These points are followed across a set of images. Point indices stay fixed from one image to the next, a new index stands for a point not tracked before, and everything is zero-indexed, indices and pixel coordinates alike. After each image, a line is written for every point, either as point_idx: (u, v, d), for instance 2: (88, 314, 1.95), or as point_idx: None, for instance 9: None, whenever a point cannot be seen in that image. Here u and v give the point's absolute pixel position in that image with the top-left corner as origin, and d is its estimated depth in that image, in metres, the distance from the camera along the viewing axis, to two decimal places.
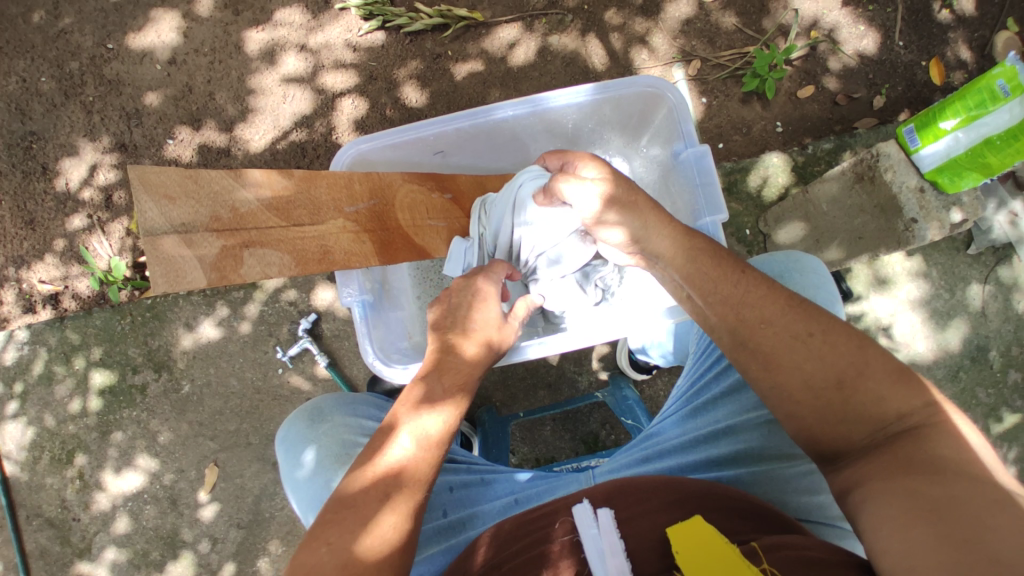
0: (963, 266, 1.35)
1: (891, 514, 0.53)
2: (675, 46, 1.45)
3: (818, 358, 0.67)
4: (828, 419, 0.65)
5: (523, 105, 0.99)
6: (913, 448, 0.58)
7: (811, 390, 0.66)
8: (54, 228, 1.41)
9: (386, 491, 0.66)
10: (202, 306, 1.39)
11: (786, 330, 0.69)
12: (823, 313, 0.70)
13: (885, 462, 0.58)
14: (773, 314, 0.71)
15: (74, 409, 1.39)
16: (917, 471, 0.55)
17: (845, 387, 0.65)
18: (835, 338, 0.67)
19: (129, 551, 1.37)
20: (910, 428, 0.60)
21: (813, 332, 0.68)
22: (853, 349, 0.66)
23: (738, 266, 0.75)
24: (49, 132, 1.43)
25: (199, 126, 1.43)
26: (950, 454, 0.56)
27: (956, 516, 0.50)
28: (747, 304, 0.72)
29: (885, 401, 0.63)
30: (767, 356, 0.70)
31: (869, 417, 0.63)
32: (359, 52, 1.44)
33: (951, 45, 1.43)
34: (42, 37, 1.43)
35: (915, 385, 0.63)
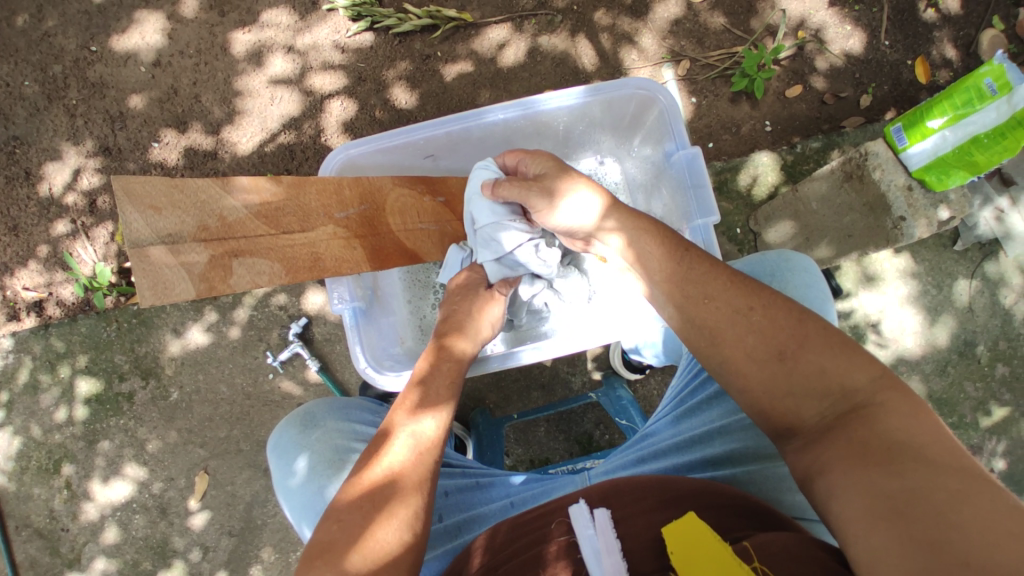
0: (950, 262, 1.36)
1: (855, 513, 0.53)
2: (664, 46, 1.45)
3: (758, 332, 0.68)
4: (776, 393, 0.66)
5: (514, 108, 0.99)
6: (867, 432, 0.58)
7: (753, 361, 0.68)
8: (38, 234, 1.39)
9: (382, 498, 0.65)
10: (190, 312, 1.37)
11: (727, 305, 0.71)
12: (762, 287, 0.72)
13: (846, 451, 0.58)
14: (716, 290, 0.73)
15: (60, 419, 1.36)
16: (875, 461, 0.55)
17: (787, 358, 0.66)
18: (775, 312, 0.69)
19: (119, 562, 1.35)
20: (858, 407, 0.61)
21: (753, 307, 0.70)
22: (793, 323, 0.68)
23: (682, 244, 0.78)
24: (32, 136, 1.40)
25: (185, 129, 1.41)
26: (900, 436, 0.56)
27: (916, 511, 0.50)
28: (693, 281, 0.75)
29: (828, 373, 0.64)
30: (712, 330, 0.71)
31: (813, 391, 0.64)
32: (347, 53, 1.43)
33: (936, 44, 1.45)
34: (25, 41, 1.41)
35: (858, 358, 0.64)
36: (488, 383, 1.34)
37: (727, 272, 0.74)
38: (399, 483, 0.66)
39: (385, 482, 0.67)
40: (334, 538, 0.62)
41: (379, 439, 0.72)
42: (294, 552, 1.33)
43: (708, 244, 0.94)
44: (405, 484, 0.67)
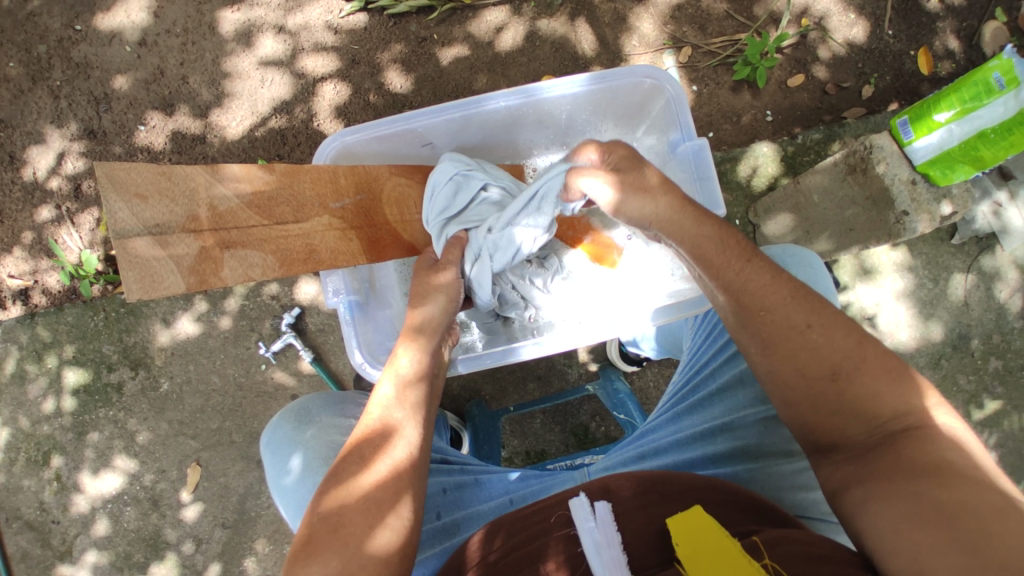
0: (947, 256, 1.36)
1: (896, 517, 0.55)
2: (665, 32, 1.42)
3: (813, 349, 0.69)
4: (823, 410, 0.67)
5: (516, 95, 0.96)
6: (916, 449, 0.60)
7: (804, 377, 0.69)
8: (22, 219, 1.34)
9: (372, 502, 0.64)
10: (180, 301, 1.34)
11: (785, 320, 0.70)
12: (822, 306, 0.71)
13: (887, 464, 0.60)
14: (777, 304, 0.71)
15: (48, 409, 1.34)
16: (916, 472, 0.58)
17: (841, 378, 0.67)
18: (833, 332, 0.69)
19: (111, 552, 1.34)
20: (907, 428, 0.62)
21: (812, 324, 0.70)
22: (852, 345, 0.68)
23: (744, 254, 0.73)
24: (14, 119, 1.35)
25: (172, 112, 1.36)
26: (946, 455, 0.58)
27: (961, 519, 0.53)
28: (751, 294, 0.72)
29: (881, 397, 0.65)
30: (766, 341, 0.71)
31: (863, 411, 0.65)
32: (340, 34, 1.38)
33: (939, 34, 1.43)
34: (7, 20, 1.35)
35: (910, 385, 0.65)
36: (484, 374, 1.33)
37: (790, 287, 0.72)
38: (396, 483, 0.66)
39: (375, 487, 0.65)
40: (333, 549, 0.60)
41: (364, 436, 0.69)
42: (289, 542, 1.33)
43: None
44: (396, 487, 0.66)
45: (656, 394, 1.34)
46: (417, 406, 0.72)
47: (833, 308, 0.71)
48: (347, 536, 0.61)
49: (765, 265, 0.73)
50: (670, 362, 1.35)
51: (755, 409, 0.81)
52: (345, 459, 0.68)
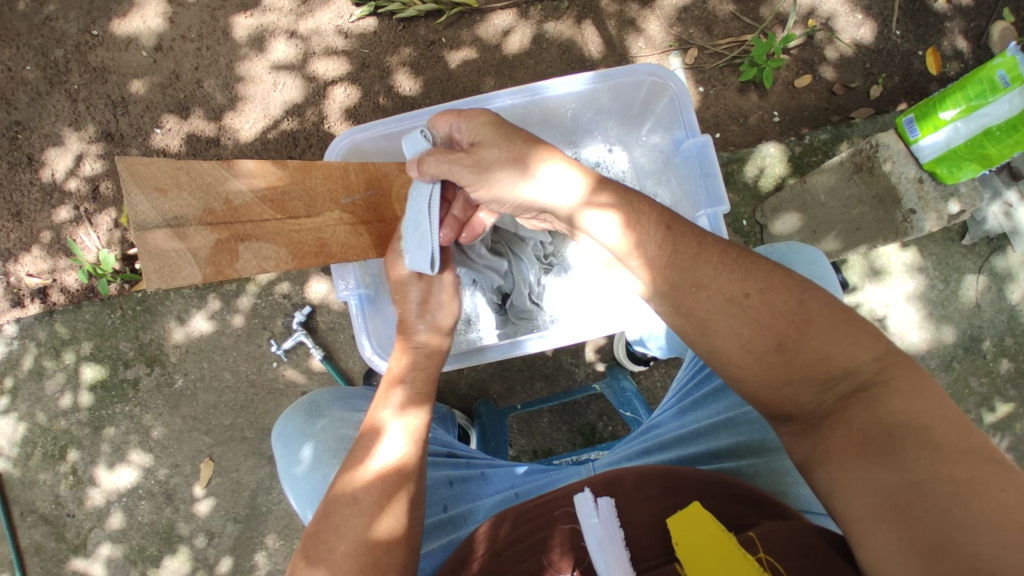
0: (957, 256, 1.35)
1: (858, 507, 0.56)
2: (671, 34, 1.43)
3: (754, 321, 0.66)
4: (773, 383, 0.66)
5: (522, 93, 0.97)
6: (869, 416, 0.60)
7: (750, 351, 0.67)
8: (41, 220, 1.38)
9: (362, 498, 0.67)
10: (194, 299, 1.36)
11: (721, 293, 0.68)
12: (760, 269, 0.69)
13: (846, 439, 0.60)
14: (707, 278, 0.69)
15: (64, 405, 1.37)
16: (874, 451, 0.58)
17: (786, 349, 0.65)
18: (773, 297, 0.66)
19: (125, 547, 1.36)
20: (860, 390, 0.62)
21: (749, 293, 0.67)
22: (794, 305, 0.66)
23: (666, 219, 0.72)
24: (33, 121, 1.39)
25: (187, 115, 1.40)
26: (902, 419, 0.58)
27: (918, 507, 0.52)
28: (683, 267, 0.70)
29: (832, 358, 0.63)
30: (702, 319, 0.69)
31: (814, 378, 0.64)
32: (351, 39, 1.41)
33: (946, 35, 1.43)
34: (26, 24, 1.39)
35: (862, 338, 0.64)
36: (492, 373, 1.34)
37: (721, 252, 0.70)
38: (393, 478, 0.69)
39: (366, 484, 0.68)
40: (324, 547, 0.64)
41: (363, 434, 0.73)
42: (299, 538, 1.34)
43: (717, 231, 0.95)
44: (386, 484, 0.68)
45: (663, 393, 1.34)
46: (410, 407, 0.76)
47: (768, 267, 0.69)
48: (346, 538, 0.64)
49: (686, 231, 0.73)
50: (677, 362, 1.35)
51: None
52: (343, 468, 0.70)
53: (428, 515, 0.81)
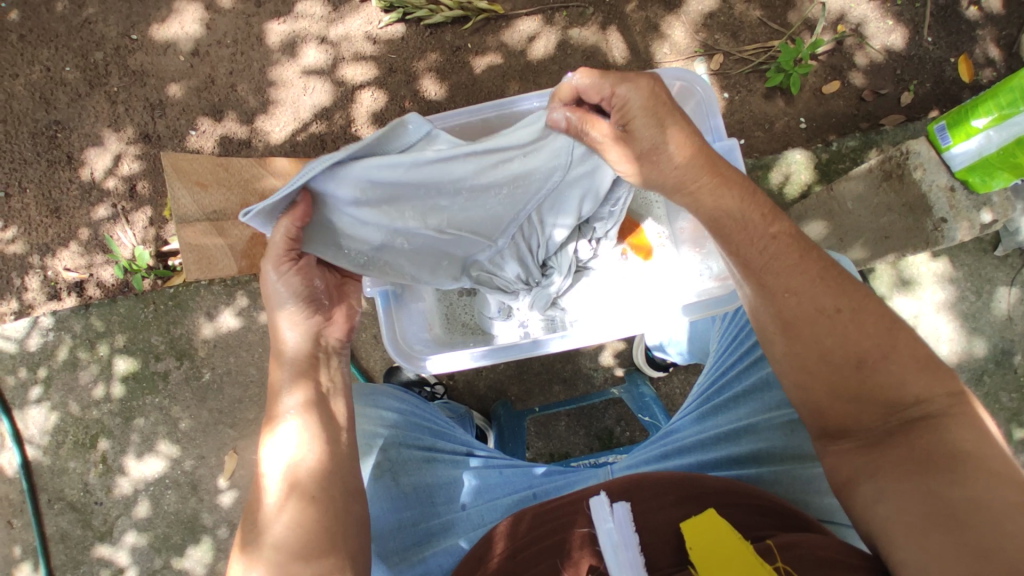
0: (989, 268, 1.32)
1: (909, 517, 0.57)
2: (697, 40, 1.42)
3: (838, 333, 0.70)
4: (841, 394, 0.69)
5: (548, 97, 0.98)
6: (932, 439, 0.62)
7: (824, 359, 0.70)
8: (80, 216, 1.44)
9: (300, 517, 0.68)
10: (223, 295, 1.41)
11: (812, 303, 0.71)
12: (856, 292, 0.72)
13: (904, 456, 0.62)
14: (804, 285, 0.72)
15: (97, 395, 1.42)
16: (932, 468, 0.59)
17: (863, 365, 0.68)
18: (863, 317, 0.70)
19: (149, 535, 1.40)
20: (928, 416, 0.64)
21: (840, 309, 0.71)
22: (879, 331, 0.69)
23: (766, 231, 0.75)
24: (74, 122, 1.45)
25: (221, 117, 1.44)
26: (967, 446, 0.60)
27: (971, 519, 0.55)
28: (777, 276, 0.73)
29: (906, 384, 0.66)
30: (788, 322, 0.72)
31: (882, 397, 0.67)
32: (379, 44, 1.44)
33: (979, 42, 1.39)
34: (66, 27, 1.45)
35: (936, 374, 0.66)
36: (510, 375, 1.35)
37: (818, 265, 0.73)
38: (312, 441, 0.72)
39: (301, 500, 0.69)
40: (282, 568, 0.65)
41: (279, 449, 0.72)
42: None
43: None
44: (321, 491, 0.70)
45: (683, 400, 1.33)
46: (305, 373, 0.76)
47: (862, 292, 0.72)
48: (281, 520, 0.68)
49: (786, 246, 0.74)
50: (697, 369, 1.34)
51: (782, 411, 0.80)
52: (257, 462, 0.73)
53: (445, 512, 0.84)
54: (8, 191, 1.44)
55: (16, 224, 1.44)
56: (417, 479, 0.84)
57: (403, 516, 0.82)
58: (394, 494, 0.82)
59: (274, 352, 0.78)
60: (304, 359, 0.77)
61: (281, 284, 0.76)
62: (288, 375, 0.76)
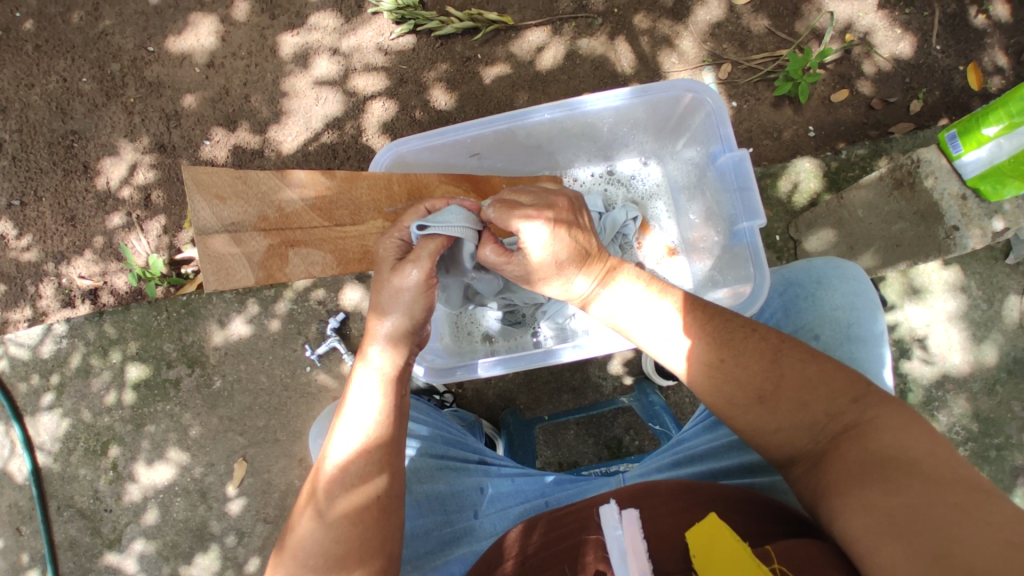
0: (1001, 276, 1.31)
1: (861, 532, 0.56)
2: (705, 50, 1.43)
3: (734, 380, 0.72)
4: (765, 430, 0.70)
5: (560, 108, 0.99)
6: (861, 450, 0.61)
7: (736, 405, 0.71)
8: (94, 225, 1.47)
9: (361, 530, 0.67)
10: (235, 303, 1.42)
11: (700, 358, 0.74)
12: (734, 335, 0.74)
13: (844, 471, 0.61)
14: (693, 350, 0.75)
15: (109, 402, 1.43)
16: (871, 478, 0.58)
17: (767, 400, 0.69)
18: (747, 358, 0.72)
19: (158, 542, 1.41)
20: (847, 429, 0.64)
21: (725, 358, 0.73)
22: (768, 364, 0.71)
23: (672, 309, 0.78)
24: (90, 132, 1.48)
25: (234, 128, 1.47)
26: (891, 450, 0.60)
27: (915, 526, 0.53)
28: (669, 337, 0.77)
29: (811, 405, 0.67)
30: (693, 379, 0.75)
31: (800, 424, 0.67)
32: (390, 55, 1.46)
33: (988, 50, 1.40)
34: (82, 39, 1.49)
35: (836, 383, 0.67)
36: (519, 384, 1.35)
37: (699, 319, 0.76)
38: (369, 459, 0.70)
39: (367, 516, 0.67)
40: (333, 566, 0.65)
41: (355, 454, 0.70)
42: None
43: (753, 246, 0.94)
44: (385, 516, 0.68)
45: (692, 409, 1.33)
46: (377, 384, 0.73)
47: (741, 330, 0.74)
48: (333, 524, 0.67)
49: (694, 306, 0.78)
50: None
51: None
52: (325, 445, 0.72)
53: (458, 520, 0.84)
54: (23, 200, 1.47)
55: (31, 232, 1.47)
56: (430, 487, 0.83)
57: (417, 524, 0.80)
58: (408, 502, 0.81)
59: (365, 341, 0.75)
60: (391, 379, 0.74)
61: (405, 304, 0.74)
62: (360, 386, 0.74)
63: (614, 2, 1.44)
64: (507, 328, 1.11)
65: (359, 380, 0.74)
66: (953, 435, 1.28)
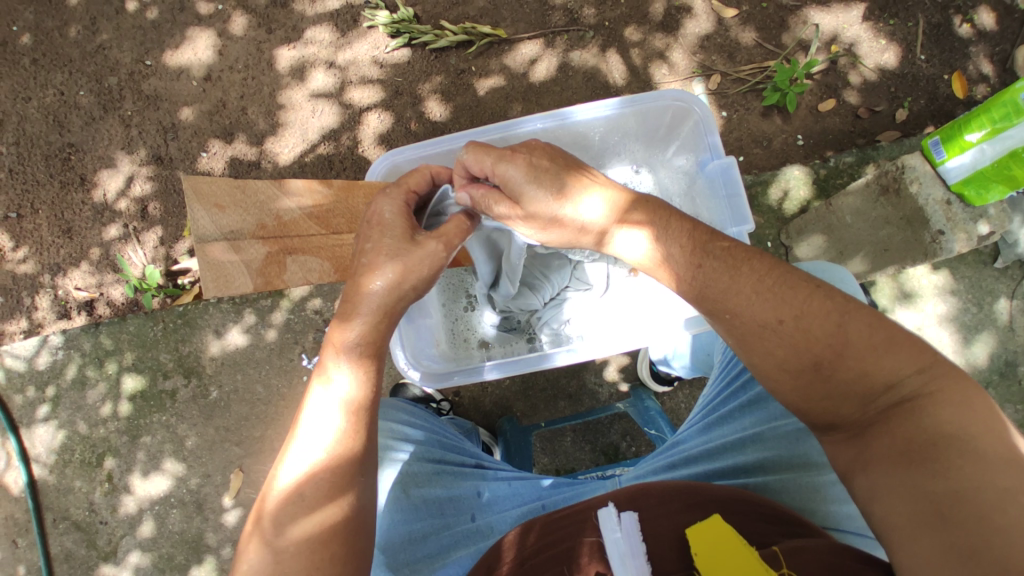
0: (990, 279, 1.33)
1: (900, 520, 0.56)
2: (694, 61, 1.47)
3: (789, 343, 0.67)
4: (812, 397, 0.67)
5: (552, 118, 1.01)
6: (913, 425, 0.59)
7: (784, 370, 0.68)
8: (91, 236, 1.47)
9: (322, 552, 0.64)
10: (231, 313, 1.42)
11: (753, 317, 0.69)
12: (796, 292, 0.68)
13: (891, 447, 0.60)
14: (742, 308, 0.70)
15: (104, 414, 1.43)
16: (919, 460, 0.57)
17: (822, 367, 0.65)
18: (808, 322, 0.67)
19: (153, 555, 1.40)
20: (907, 400, 0.61)
21: (783, 319, 0.68)
22: (830, 327, 0.66)
23: (721, 268, 0.72)
24: (87, 144, 1.49)
25: (231, 140, 1.48)
26: (947, 428, 0.57)
27: (960, 515, 0.53)
28: (711, 297, 0.73)
29: (870, 373, 0.63)
30: (740, 338, 0.71)
31: (855, 392, 0.64)
32: (385, 68, 1.49)
33: (972, 59, 1.43)
34: (80, 53, 1.50)
35: (904, 352, 0.63)
36: (515, 391, 1.35)
37: (753, 277, 0.71)
38: (328, 477, 0.67)
39: (326, 536, 0.65)
40: None
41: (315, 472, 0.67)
42: None
43: None
44: (346, 537, 0.65)
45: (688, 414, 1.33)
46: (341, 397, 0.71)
47: (803, 290, 0.68)
48: (290, 546, 0.64)
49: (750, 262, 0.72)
50: (701, 383, 1.35)
51: (785, 420, 0.80)
52: (283, 461, 0.69)
53: (456, 524, 0.84)
54: (20, 212, 1.48)
55: (28, 244, 1.47)
56: (427, 491, 0.84)
57: (415, 528, 0.81)
58: (405, 506, 0.82)
59: (326, 349, 0.74)
60: (354, 392, 0.71)
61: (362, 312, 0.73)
62: (321, 400, 0.71)
63: (605, 15, 1.47)
64: (502, 334, 1.12)
65: (314, 403, 0.71)
66: None
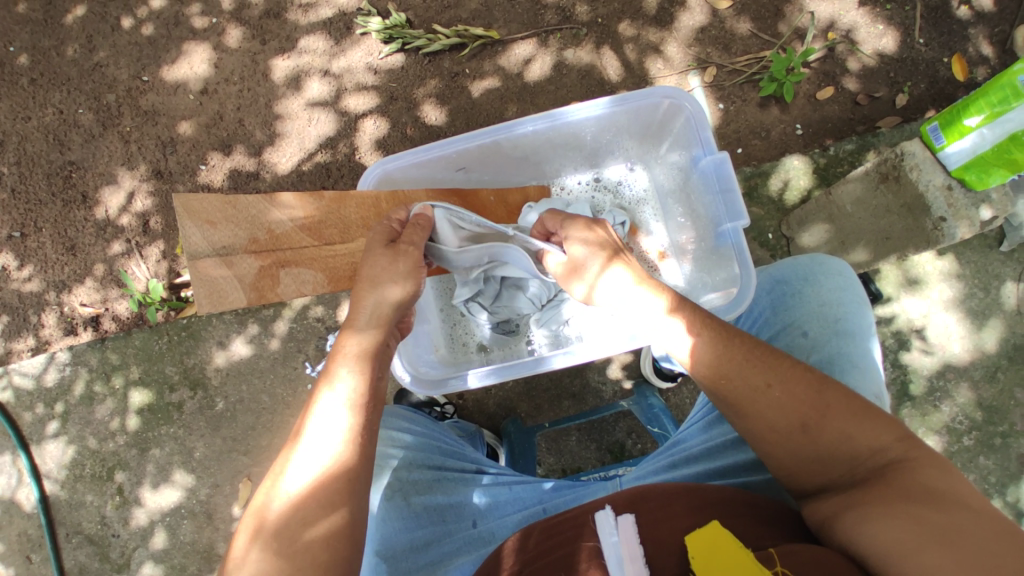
0: (996, 264, 1.31)
1: (905, 546, 0.56)
2: (690, 54, 1.45)
3: (781, 406, 0.70)
4: (803, 458, 0.68)
5: (542, 120, 1.00)
6: (904, 480, 0.62)
7: (776, 432, 0.70)
8: (94, 253, 1.49)
9: (330, 555, 0.63)
10: (235, 324, 1.43)
11: (745, 381, 0.72)
12: (775, 359, 0.72)
13: (883, 493, 0.62)
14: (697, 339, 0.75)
15: (114, 427, 1.44)
16: (915, 500, 0.59)
17: (810, 429, 0.68)
18: (793, 386, 0.70)
19: (166, 566, 1.41)
20: (890, 463, 0.65)
21: (771, 384, 0.71)
22: (814, 392, 0.69)
23: (697, 322, 0.77)
24: (88, 162, 1.51)
25: (229, 151, 1.49)
26: (932, 486, 0.61)
27: (964, 543, 0.55)
28: (709, 358, 0.74)
29: (856, 438, 0.67)
30: (734, 403, 0.72)
31: (843, 455, 0.67)
32: (380, 74, 1.49)
33: (972, 41, 1.41)
34: (77, 71, 1.52)
35: (880, 420, 0.67)
36: (519, 392, 1.35)
37: (745, 347, 0.74)
38: (336, 478, 0.67)
39: (332, 539, 0.64)
40: None
41: (324, 472, 0.67)
42: None
43: (738, 246, 0.94)
44: (350, 541, 0.65)
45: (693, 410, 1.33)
46: (348, 397, 0.72)
47: (784, 358, 0.73)
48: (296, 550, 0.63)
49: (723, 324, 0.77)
50: None
51: None
52: (289, 463, 0.69)
53: (458, 530, 0.84)
54: (24, 231, 1.50)
55: (32, 262, 1.49)
56: (427, 498, 0.84)
57: (416, 535, 0.82)
58: (406, 514, 0.82)
59: (335, 350, 0.76)
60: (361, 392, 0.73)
61: (369, 317, 0.76)
62: (328, 401, 0.71)
63: (598, 12, 1.47)
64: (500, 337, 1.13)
65: (323, 407, 0.71)
66: (956, 425, 1.28)
